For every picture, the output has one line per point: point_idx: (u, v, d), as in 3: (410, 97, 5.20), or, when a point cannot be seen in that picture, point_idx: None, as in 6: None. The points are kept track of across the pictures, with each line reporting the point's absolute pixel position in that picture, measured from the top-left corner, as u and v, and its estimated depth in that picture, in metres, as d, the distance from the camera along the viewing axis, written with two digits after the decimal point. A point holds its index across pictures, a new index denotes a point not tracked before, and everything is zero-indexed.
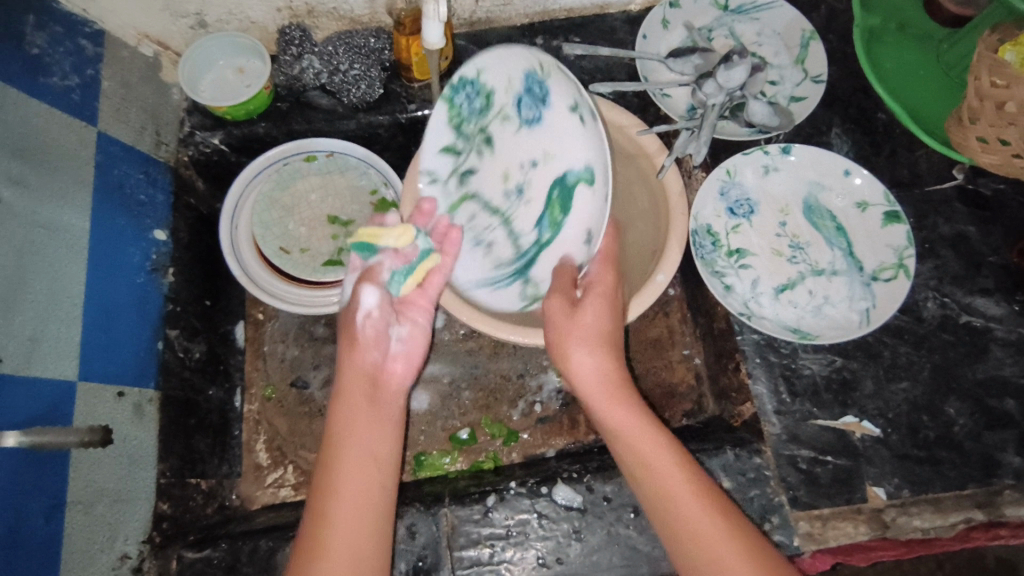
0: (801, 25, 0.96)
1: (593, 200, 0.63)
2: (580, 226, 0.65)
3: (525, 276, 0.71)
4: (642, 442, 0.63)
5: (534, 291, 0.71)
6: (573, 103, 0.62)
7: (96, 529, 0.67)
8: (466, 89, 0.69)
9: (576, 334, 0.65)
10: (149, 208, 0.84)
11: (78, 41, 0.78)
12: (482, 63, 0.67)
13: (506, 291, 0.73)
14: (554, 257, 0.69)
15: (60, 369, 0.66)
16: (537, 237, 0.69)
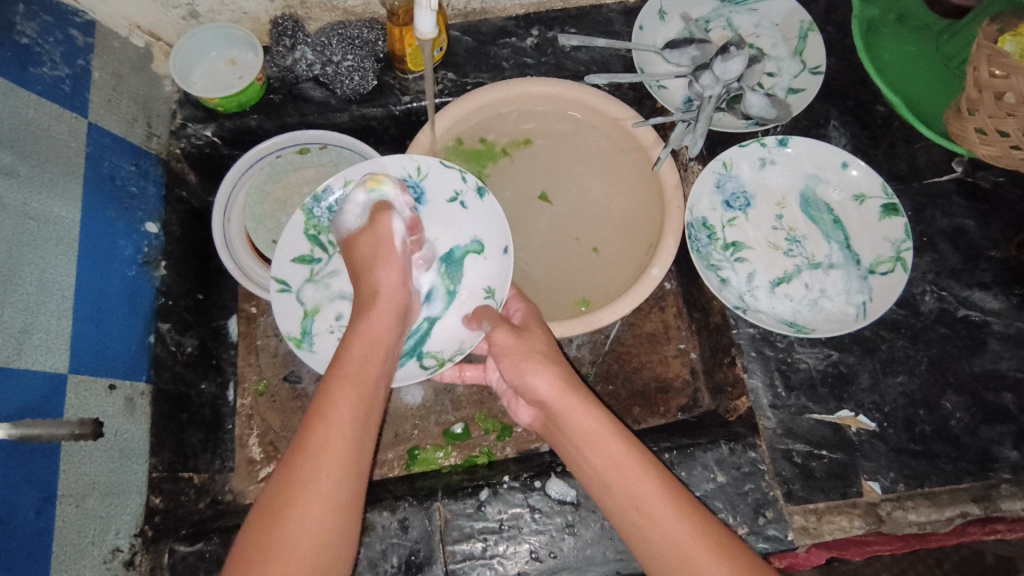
0: (800, 16, 0.94)
1: (483, 266, 0.81)
2: (475, 289, 0.80)
3: (419, 351, 0.78)
4: (600, 448, 0.65)
5: (433, 361, 0.78)
6: (479, 187, 0.80)
7: (88, 523, 0.66)
8: (325, 202, 0.78)
9: (526, 354, 0.71)
10: (140, 200, 0.84)
11: (69, 30, 0.77)
12: (349, 176, 0.78)
13: (402, 371, 0.78)
14: (458, 319, 0.79)
15: (50, 362, 0.65)
16: (426, 313, 0.79)
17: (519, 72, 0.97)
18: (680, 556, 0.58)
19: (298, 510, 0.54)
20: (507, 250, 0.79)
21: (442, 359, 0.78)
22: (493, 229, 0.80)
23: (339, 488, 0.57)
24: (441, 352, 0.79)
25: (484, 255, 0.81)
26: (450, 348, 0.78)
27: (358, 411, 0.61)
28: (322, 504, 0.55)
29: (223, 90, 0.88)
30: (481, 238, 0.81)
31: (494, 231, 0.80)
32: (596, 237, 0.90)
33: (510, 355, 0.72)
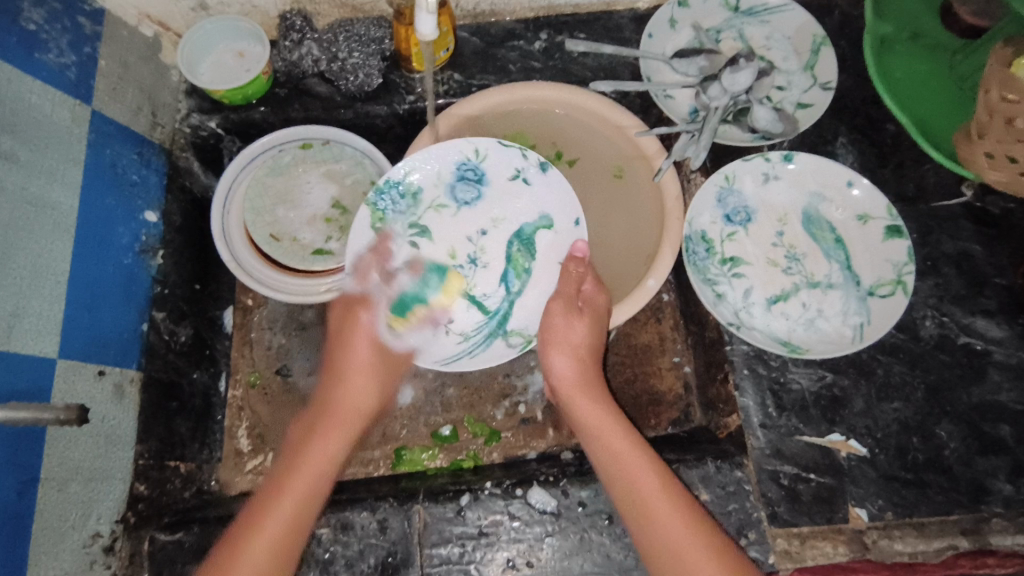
0: (813, 30, 0.93)
1: (556, 240, 0.83)
2: (552, 263, 0.83)
3: (505, 330, 0.83)
4: (608, 442, 0.72)
5: (521, 339, 0.82)
6: (542, 162, 0.83)
7: (70, 507, 0.67)
8: (391, 194, 0.82)
9: (562, 342, 0.78)
10: (140, 189, 0.84)
11: (77, 18, 0.77)
12: (411, 164, 0.82)
13: (489, 351, 0.82)
14: (536, 296, 0.83)
15: (38, 346, 0.66)
16: (505, 292, 0.83)
17: (525, 75, 0.97)
18: (679, 553, 0.63)
19: (252, 539, 0.63)
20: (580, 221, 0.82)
21: (528, 337, 0.82)
22: (562, 204, 0.83)
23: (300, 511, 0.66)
24: (525, 329, 0.83)
25: (556, 228, 0.83)
26: (535, 322, 0.83)
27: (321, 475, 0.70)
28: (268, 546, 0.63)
29: (229, 83, 0.89)
30: (551, 213, 0.83)
31: (563, 204, 0.83)
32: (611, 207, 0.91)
33: (549, 334, 0.79)
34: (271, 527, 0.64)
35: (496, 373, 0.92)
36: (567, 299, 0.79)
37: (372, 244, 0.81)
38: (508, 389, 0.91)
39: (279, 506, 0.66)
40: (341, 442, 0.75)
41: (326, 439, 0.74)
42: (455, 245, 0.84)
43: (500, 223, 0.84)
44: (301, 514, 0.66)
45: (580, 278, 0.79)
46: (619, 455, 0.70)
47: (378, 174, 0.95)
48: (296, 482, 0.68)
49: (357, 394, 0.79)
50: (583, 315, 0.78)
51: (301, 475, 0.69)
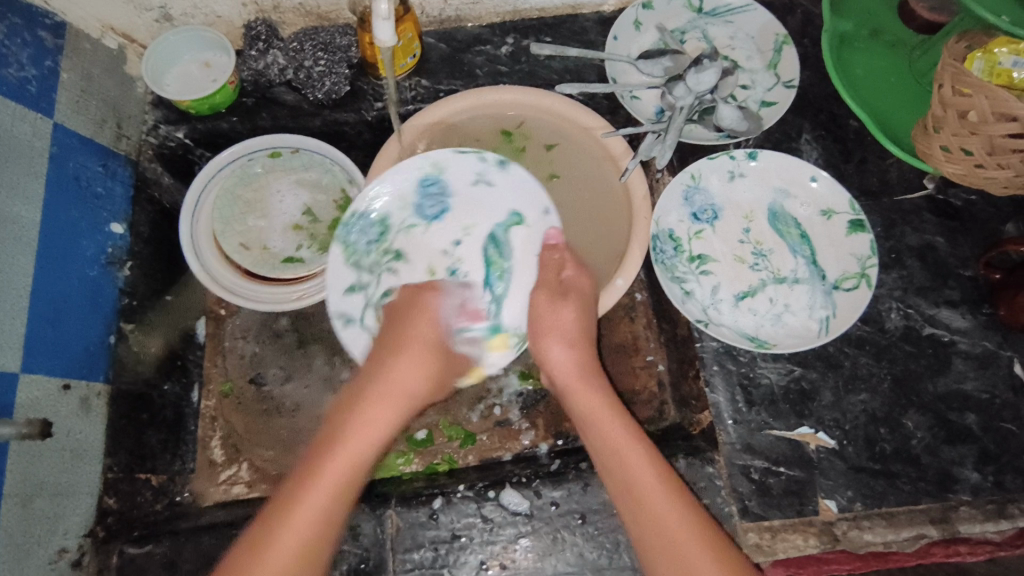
0: (774, 29, 0.94)
1: (529, 234, 0.81)
2: (529, 258, 0.80)
3: (500, 330, 0.79)
4: (601, 428, 0.70)
5: (517, 335, 0.78)
6: (498, 159, 0.82)
7: (35, 523, 0.66)
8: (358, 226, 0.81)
9: (554, 328, 0.75)
10: (106, 201, 0.84)
11: (38, 32, 0.77)
12: (372, 194, 0.81)
13: (489, 361, 0.78)
14: (520, 293, 0.79)
15: (1, 361, 0.65)
16: (490, 296, 0.79)
17: (493, 79, 0.97)
18: (673, 554, 0.61)
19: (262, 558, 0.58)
20: (549, 210, 0.81)
21: (527, 331, 0.78)
22: (527, 198, 0.81)
23: (339, 492, 0.62)
24: (522, 327, 0.79)
25: (528, 223, 0.81)
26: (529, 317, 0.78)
27: (347, 485, 0.63)
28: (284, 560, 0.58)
29: (196, 93, 0.89)
30: (517, 208, 0.81)
31: (528, 198, 0.81)
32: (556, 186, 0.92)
33: (537, 322, 0.76)
34: (296, 534, 0.59)
35: None
36: (550, 288, 0.76)
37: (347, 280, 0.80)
38: (483, 392, 0.91)
39: (314, 491, 0.61)
40: (375, 434, 0.68)
41: (375, 421, 0.68)
42: (433, 263, 0.81)
43: (475, 233, 0.82)
44: (338, 497, 0.62)
45: (558, 265, 0.77)
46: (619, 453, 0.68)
47: (347, 181, 0.95)
48: (323, 475, 0.63)
49: (395, 382, 0.71)
50: (569, 299, 0.76)
51: (331, 468, 0.63)
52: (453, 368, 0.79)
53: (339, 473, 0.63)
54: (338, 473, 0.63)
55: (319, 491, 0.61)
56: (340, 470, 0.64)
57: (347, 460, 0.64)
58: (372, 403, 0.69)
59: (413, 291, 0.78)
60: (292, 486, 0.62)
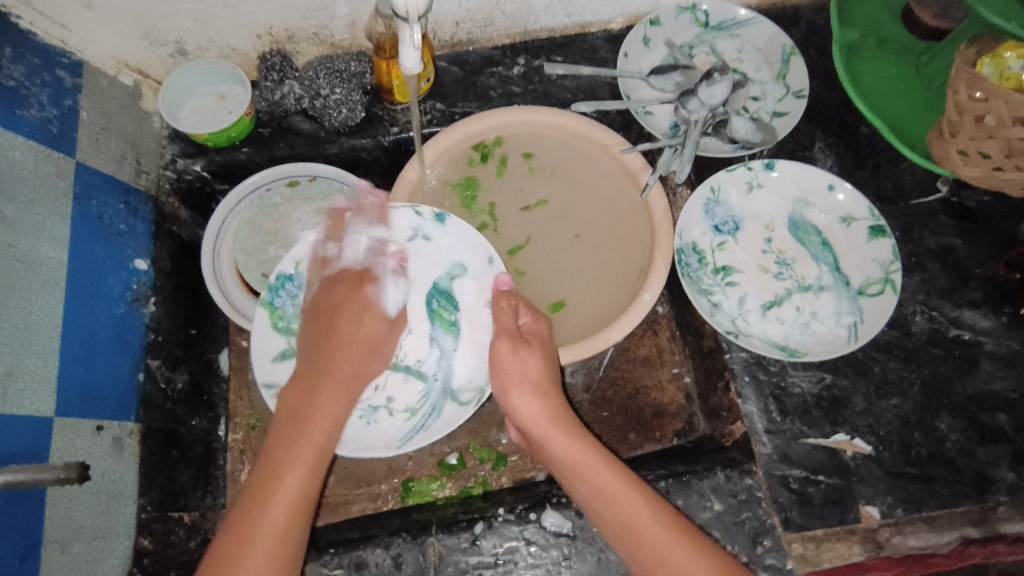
0: (781, 41, 0.96)
1: (474, 287, 0.81)
2: (478, 310, 0.81)
3: (453, 391, 0.80)
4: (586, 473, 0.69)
5: (472, 391, 0.79)
6: (437, 215, 0.81)
7: (74, 568, 0.65)
8: (285, 291, 0.79)
9: (517, 380, 0.73)
10: (129, 237, 0.84)
11: (56, 71, 0.78)
12: (298, 255, 0.79)
13: (442, 417, 0.79)
14: (468, 350, 0.80)
15: (34, 405, 0.65)
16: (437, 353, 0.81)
17: (507, 100, 0.98)
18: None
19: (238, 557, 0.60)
20: (494, 259, 0.81)
21: (480, 387, 0.79)
22: (471, 247, 0.81)
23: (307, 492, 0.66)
24: (475, 382, 0.80)
25: (470, 273, 0.81)
26: (482, 373, 0.80)
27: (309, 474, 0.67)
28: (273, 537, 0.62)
29: (213, 126, 0.89)
30: (461, 260, 0.81)
31: (472, 248, 0.81)
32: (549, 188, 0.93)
33: (501, 373, 0.74)
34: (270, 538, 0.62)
35: (498, 397, 0.92)
36: (512, 335, 0.75)
37: (278, 346, 0.78)
38: None
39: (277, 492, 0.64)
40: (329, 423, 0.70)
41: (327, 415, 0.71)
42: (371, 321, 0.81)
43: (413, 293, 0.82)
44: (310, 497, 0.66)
45: (514, 312, 0.76)
46: (588, 476, 0.68)
47: None
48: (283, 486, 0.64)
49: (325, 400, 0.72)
50: (532, 345, 0.75)
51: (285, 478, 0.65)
52: (399, 436, 0.78)
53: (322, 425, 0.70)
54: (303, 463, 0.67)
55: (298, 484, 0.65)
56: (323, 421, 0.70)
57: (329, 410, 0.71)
58: (338, 387, 0.73)
59: (327, 283, 0.79)
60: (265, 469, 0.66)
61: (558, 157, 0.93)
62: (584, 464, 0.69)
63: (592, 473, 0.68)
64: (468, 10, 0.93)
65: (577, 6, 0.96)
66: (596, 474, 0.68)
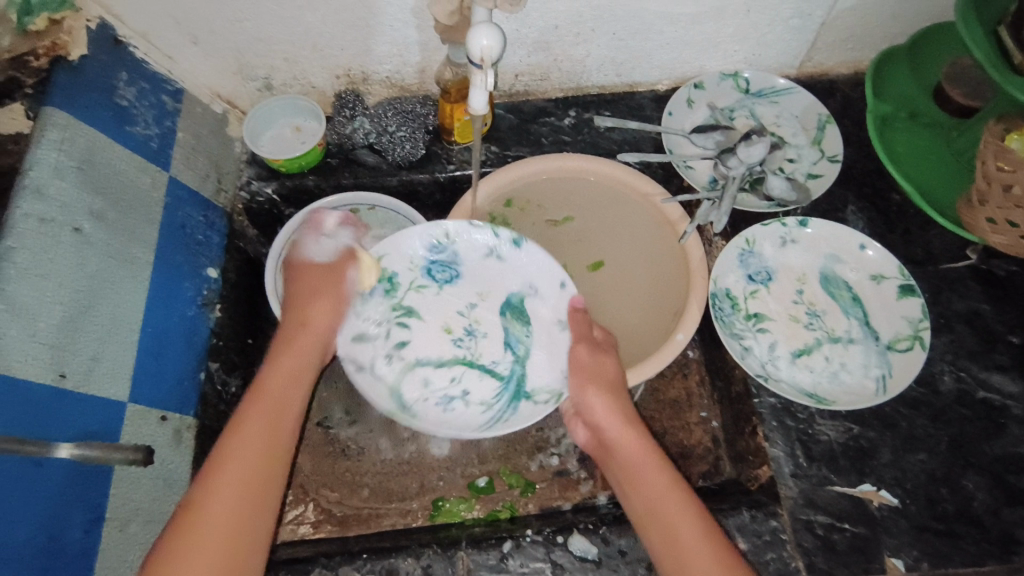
0: (817, 109, 1.02)
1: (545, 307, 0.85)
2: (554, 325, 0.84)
3: (526, 395, 0.82)
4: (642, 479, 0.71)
5: (551, 394, 0.82)
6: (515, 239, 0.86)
7: (130, 547, 0.69)
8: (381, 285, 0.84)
9: (593, 376, 0.77)
10: (205, 247, 0.91)
11: (161, 96, 0.87)
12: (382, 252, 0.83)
13: (521, 413, 0.81)
14: (544, 354, 0.84)
15: (112, 389, 0.70)
16: (512, 358, 0.84)
17: (557, 148, 1.05)
18: None
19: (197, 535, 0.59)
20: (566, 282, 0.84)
21: (556, 392, 0.81)
22: (544, 272, 0.86)
23: (284, 421, 0.69)
24: (553, 386, 0.82)
25: (544, 296, 0.85)
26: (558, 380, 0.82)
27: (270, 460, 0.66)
28: (217, 534, 0.60)
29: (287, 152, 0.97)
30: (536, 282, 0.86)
31: (545, 271, 0.85)
32: (573, 210, 1.00)
33: (581, 373, 0.78)
34: (242, 459, 0.64)
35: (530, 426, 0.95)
36: (590, 342, 0.80)
37: (358, 331, 0.82)
38: (542, 442, 0.94)
39: (223, 482, 0.63)
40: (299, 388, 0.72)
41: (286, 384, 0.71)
42: (449, 322, 0.85)
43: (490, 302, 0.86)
44: (276, 432, 0.67)
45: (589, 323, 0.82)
46: (637, 475, 0.71)
47: None
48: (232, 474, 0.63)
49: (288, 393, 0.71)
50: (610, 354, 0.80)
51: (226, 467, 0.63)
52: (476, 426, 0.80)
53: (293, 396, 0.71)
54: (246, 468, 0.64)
55: (260, 410, 0.68)
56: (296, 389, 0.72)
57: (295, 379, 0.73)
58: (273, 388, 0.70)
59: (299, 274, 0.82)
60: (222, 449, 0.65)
61: (565, 186, 0.98)
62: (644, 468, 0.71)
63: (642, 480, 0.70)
64: (528, 64, 1.01)
65: (627, 67, 1.04)
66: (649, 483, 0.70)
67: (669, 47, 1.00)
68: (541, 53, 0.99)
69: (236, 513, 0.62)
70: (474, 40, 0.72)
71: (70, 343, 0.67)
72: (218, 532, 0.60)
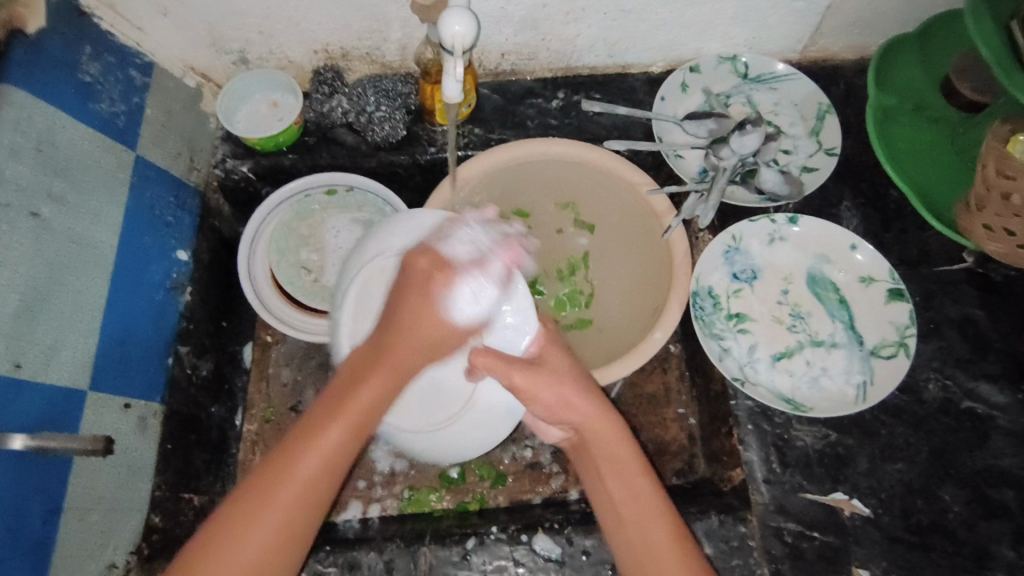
0: (818, 98, 0.97)
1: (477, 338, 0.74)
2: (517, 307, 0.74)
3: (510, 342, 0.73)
4: (619, 475, 0.69)
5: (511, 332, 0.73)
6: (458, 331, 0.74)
7: (89, 536, 0.69)
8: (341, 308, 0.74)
9: (553, 371, 0.68)
10: (175, 228, 0.89)
11: (128, 71, 0.84)
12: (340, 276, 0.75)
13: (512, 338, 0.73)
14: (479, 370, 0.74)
15: (72, 379, 0.70)
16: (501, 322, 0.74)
17: (543, 131, 1.01)
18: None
19: (262, 514, 0.58)
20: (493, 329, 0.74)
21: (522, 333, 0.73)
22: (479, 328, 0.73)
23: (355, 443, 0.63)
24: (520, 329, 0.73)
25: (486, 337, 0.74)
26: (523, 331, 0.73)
27: (348, 456, 0.62)
28: (284, 517, 0.59)
29: (262, 131, 0.94)
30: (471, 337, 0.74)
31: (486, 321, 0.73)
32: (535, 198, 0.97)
33: (555, 363, 0.70)
34: (292, 486, 0.59)
35: None
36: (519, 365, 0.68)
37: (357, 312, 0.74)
38: (516, 434, 0.93)
39: (307, 457, 0.60)
40: (385, 390, 0.65)
41: (380, 379, 0.65)
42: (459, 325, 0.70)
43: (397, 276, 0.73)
44: (348, 454, 0.62)
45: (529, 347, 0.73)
46: (608, 460, 0.69)
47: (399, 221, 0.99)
48: (314, 451, 0.60)
49: (375, 392, 0.64)
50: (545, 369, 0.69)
51: (313, 458, 0.60)
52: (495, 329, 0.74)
53: (373, 393, 0.64)
54: (317, 460, 0.60)
55: (331, 440, 0.61)
56: (376, 389, 0.64)
57: (388, 378, 0.65)
58: (385, 363, 0.65)
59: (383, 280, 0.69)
60: (298, 428, 0.62)
61: (530, 176, 0.93)
62: (625, 467, 0.69)
63: (575, 414, 0.68)
64: (514, 43, 0.96)
65: (619, 48, 0.99)
66: (580, 417, 0.69)
67: (664, 28, 0.95)
68: (529, 31, 0.94)
69: (265, 556, 0.58)
70: (447, 24, 0.69)
71: (27, 333, 0.65)
72: (273, 528, 0.58)
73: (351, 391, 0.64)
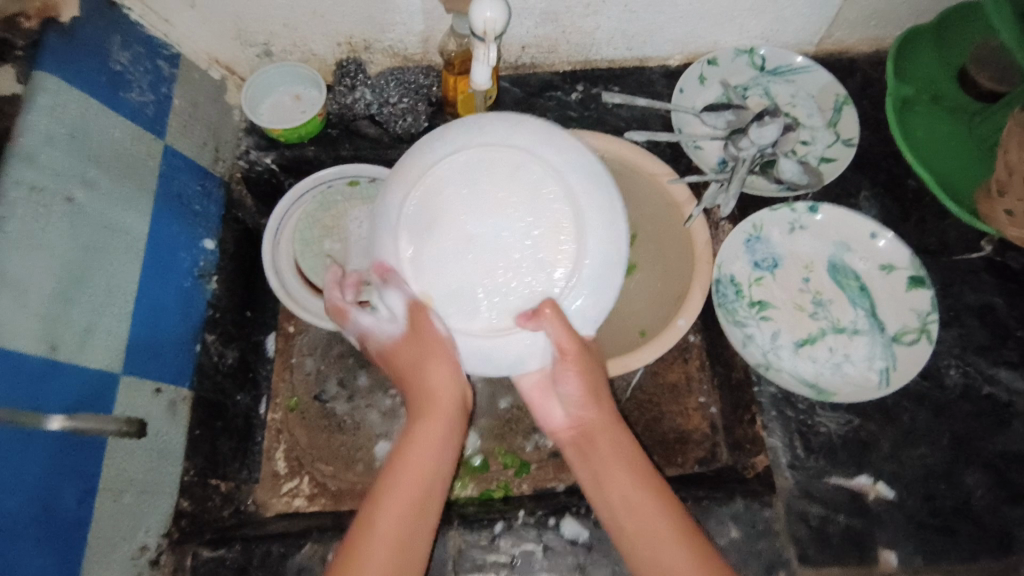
0: (836, 89, 0.98)
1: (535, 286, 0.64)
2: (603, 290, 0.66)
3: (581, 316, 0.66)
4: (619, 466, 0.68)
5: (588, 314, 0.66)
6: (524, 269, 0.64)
7: (122, 519, 0.70)
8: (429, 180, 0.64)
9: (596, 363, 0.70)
10: (202, 218, 0.90)
11: (157, 61, 0.85)
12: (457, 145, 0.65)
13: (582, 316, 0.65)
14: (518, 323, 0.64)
15: (106, 361, 0.70)
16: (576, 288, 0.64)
17: (563, 123, 1.03)
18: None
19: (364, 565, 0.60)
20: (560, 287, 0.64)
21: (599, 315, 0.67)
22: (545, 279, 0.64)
23: (431, 477, 0.66)
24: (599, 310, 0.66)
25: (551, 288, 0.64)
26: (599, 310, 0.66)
27: (427, 498, 0.65)
28: (382, 565, 0.60)
29: (286, 123, 0.95)
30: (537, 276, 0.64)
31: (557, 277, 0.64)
32: None
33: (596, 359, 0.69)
34: (381, 528, 0.62)
35: (527, 406, 0.95)
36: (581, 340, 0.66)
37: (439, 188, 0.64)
38: (539, 423, 0.94)
39: (388, 506, 0.63)
40: (444, 435, 0.69)
41: (426, 430, 0.68)
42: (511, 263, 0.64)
43: (544, 195, 0.64)
44: (427, 498, 0.65)
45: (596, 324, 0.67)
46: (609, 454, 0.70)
47: None
48: (393, 498, 0.64)
49: (431, 434, 0.68)
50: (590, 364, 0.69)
51: (410, 491, 0.64)
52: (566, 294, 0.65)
53: (434, 432, 0.68)
54: (401, 510, 0.63)
55: (404, 489, 0.64)
56: (435, 427, 0.68)
57: (441, 421, 0.69)
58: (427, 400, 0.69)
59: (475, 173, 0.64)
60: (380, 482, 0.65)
61: None
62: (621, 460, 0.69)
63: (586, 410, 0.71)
64: (536, 36, 0.98)
65: (639, 41, 1.00)
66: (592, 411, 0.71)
67: (684, 20, 0.96)
68: (550, 24, 0.95)
69: None
70: (478, 12, 0.70)
71: (63, 314, 0.66)
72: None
73: (415, 435, 0.68)
